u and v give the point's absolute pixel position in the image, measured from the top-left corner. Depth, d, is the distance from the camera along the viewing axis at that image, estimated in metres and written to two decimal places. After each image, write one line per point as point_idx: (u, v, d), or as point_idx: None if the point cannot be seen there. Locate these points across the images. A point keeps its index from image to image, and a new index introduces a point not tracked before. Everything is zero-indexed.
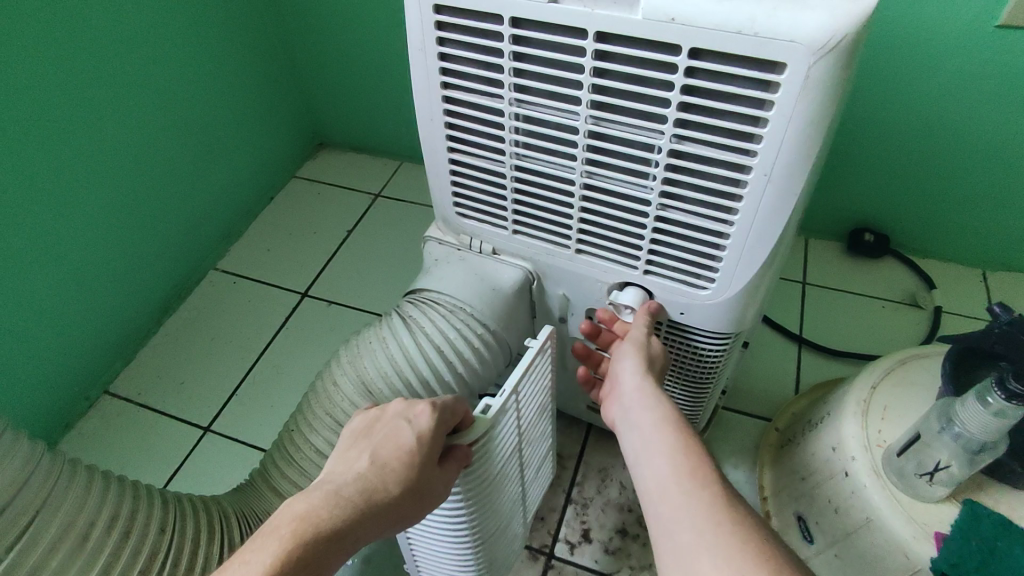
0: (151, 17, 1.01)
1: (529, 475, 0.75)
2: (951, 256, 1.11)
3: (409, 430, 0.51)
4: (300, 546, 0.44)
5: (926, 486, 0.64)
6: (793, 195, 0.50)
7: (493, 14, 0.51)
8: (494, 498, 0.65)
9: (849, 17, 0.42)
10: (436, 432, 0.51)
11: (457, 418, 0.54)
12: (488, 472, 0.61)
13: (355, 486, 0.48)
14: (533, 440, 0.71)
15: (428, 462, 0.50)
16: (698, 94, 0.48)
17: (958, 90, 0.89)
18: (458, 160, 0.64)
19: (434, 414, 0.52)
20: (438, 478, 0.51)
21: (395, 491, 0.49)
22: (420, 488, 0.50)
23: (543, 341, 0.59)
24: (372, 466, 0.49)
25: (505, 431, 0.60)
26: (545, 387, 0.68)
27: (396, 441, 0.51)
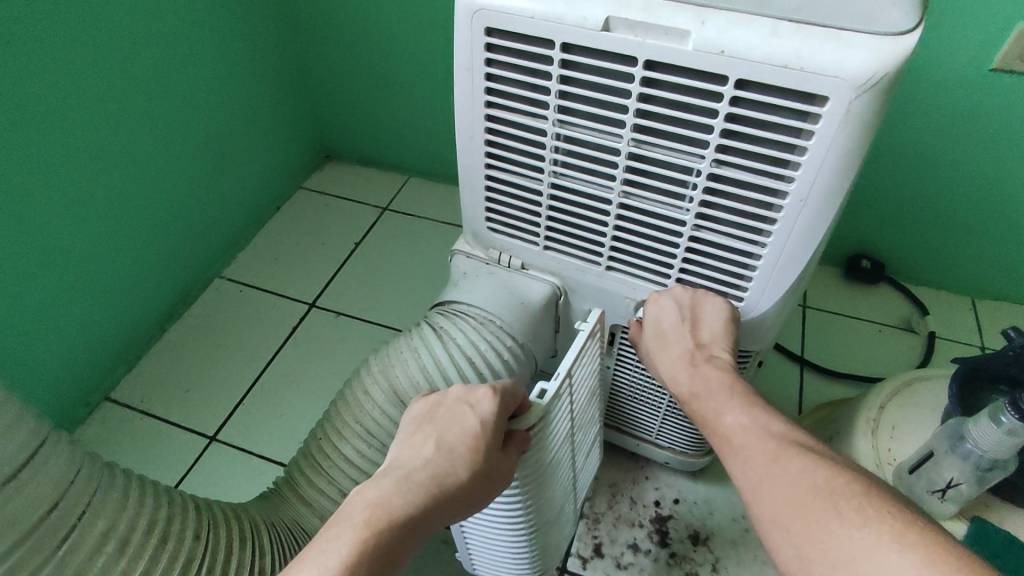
0: (178, 26, 1.02)
1: (580, 463, 0.76)
2: (943, 283, 1.16)
3: (472, 414, 0.52)
4: (377, 532, 0.45)
5: (936, 502, 0.67)
6: (825, 219, 0.53)
7: (544, 39, 0.53)
8: (549, 485, 0.66)
9: (889, 56, 0.45)
10: (499, 414, 0.52)
11: (516, 403, 0.54)
12: (544, 458, 0.61)
13: (424, 471, 0.49)
14: (582, 429, 0.72)
15: (492, 446, 0.51)
16: (740, 120, 0.50)
17: (957, 125, 0.94)
18: (494, 176, 0.65)
19: (496, 398, 0.52)
20: (502, 463, 0.52)
21: (463, 476, 0.50)
22: (487, 471, 0.51)
23: (593, 325, 0.62)
24: (439, 451, 0.51)
25: (559, 417, 0.61)
26: (593, 374, 0.69)
27: (461, 425, 0.52)
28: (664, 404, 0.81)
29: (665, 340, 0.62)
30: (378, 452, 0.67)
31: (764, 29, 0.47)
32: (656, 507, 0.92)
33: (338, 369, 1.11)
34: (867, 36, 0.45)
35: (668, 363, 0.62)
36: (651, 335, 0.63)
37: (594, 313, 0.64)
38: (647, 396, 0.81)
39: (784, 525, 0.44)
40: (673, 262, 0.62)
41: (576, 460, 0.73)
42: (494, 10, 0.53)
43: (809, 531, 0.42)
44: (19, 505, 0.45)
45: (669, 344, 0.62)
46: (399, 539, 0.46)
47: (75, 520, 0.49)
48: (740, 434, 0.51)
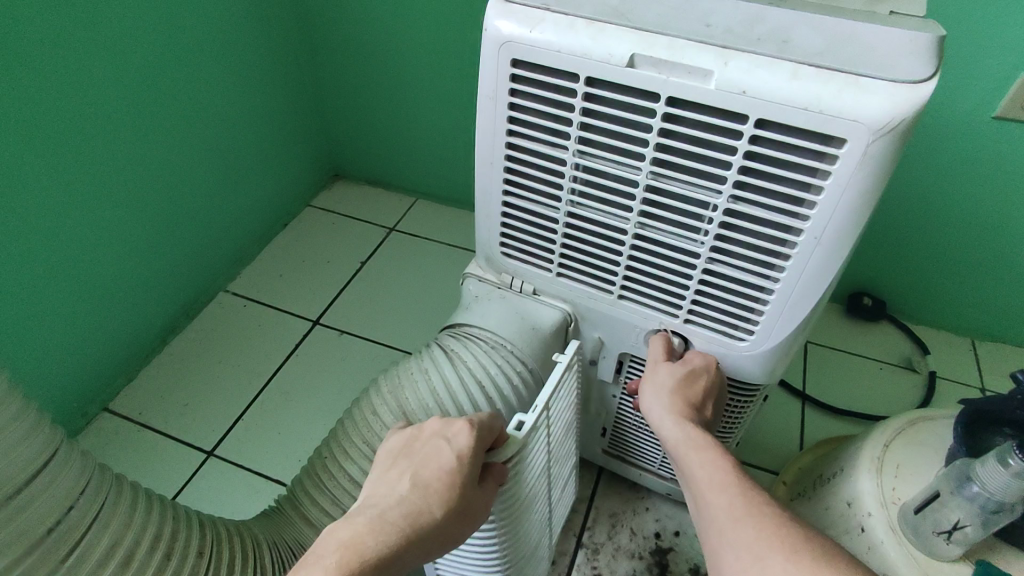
0: (193, 42, 1.04)
1: (556, 495, 0.77)
2: (944, 324, 1.17)
3: (448, 448, 0.51)
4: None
5: (942, 544, 0.66)
6: (839, 258, 0.54)
7: (569, 73, 0.55)
8: (525, 519, 0.67)
9: (907, 102, 0.46)
10: (475, 450, 0.51)
11: (493, 435, 0.54)
12: (521, 491, 0.62)
13: (400, 509, 0.48)
14: (558, 461, 0.73)
15: (469, 482, 0.50)
16: (758, 156, 0.51)
17: (959, 168, 0.96)
18: (511, 203, 0.66)
19: (472, 431, 0.52)
20: (479, 497, 0.51)
21: (440, 514, 0.49)
22: (463, 509, 0.50)
23: (571, 357, 0.62)
24: (414, 488, 0.49)
25: (537, 450, 0.61)
26: (570, 406, 0.70)
27: (437, 460, 0.51)
28: None
29: (690, 384, 0.63)
30: None
31: (786, 71, 0.48)
32: (656, 539, 0.92)
33: (339, 387, 1.11)
34: (887, 83, 0.46)
35: (681, 400, 0.61)
36: (680, 371, 0.63)
37: (573, 343, 0.65)
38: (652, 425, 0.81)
39: (759, 557, 0.46)
40: (685, 294, 0.63)
41: (553, 492, 0.74)
42: (522, 44, 0.55)
43: (786, 567, 0.45)
44: (23, 520, 0.44)
45: (694, 389, 0.63)
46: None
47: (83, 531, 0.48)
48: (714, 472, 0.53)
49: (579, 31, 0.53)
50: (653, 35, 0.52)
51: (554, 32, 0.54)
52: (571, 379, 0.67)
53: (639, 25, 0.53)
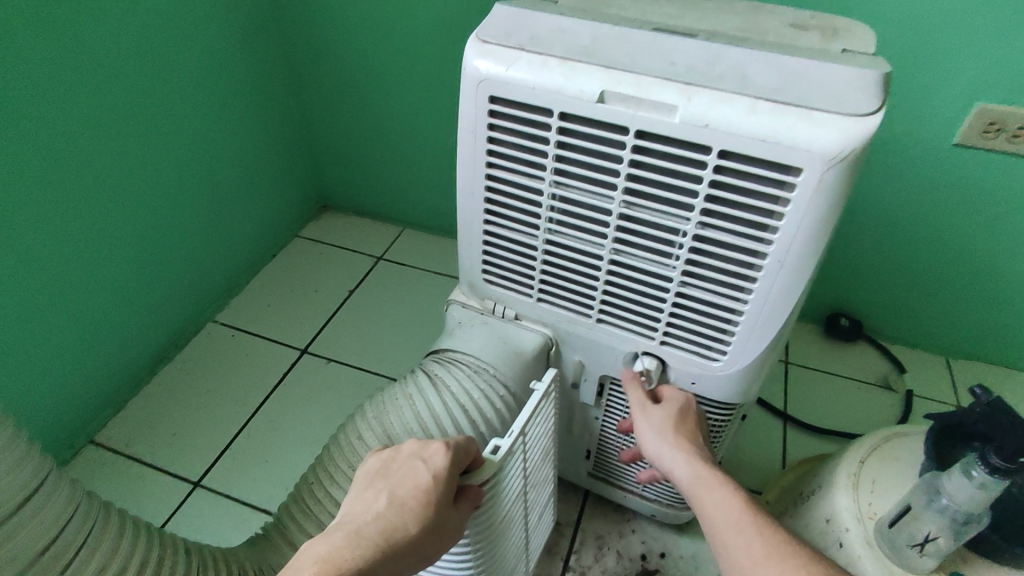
0: (183, 79, 1.07)
1: (533, 519, 0.78)
2: (919, 343, 1.20)
3: (424, 469, 0.53)
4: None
5: (916, 557, 0.68)
6: (803, 280, 0.57)
7: (544, 108, 0.58)
8: (501, 542, 0.68)
9: (857, 133, 0.49)
10: (450, 471, 0.53)
11: (469, 458, 0.55)
12: (496, 514, 0.63)
13: (375, 525, 0.50)
14: (536, 486, 0.74)
15: (443, 501, 0.52)
16: (723, 185, 0.54)
17: (922, 193, 1.00)
18: (492, 231, 0.69)
19: (447, 452, 0.53)
20: (452, 517, 0.53)
21: (414, 531, 0.50)
22: (438, 528, 0.52)
23: (548, 385, 0.64)
24: (390, 506, 0.51)
25: (513, 474, 0.62)
26: (547, 431, 0.71)
27: (412, 480, 0.52)
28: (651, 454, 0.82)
29: (682, 422, 0.66)
30: None
31: (745, 106, 0.51)
32: (642, 561, 0.92)
33: (327, 415, 1.11)
34: (838, 116, 0.49)
35: (680, 438, 0.64)
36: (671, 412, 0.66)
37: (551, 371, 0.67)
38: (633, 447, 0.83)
39: None
40: (659, 316, 0.65)
41: (530, 516, 0.75)
42: (498, 83, 0.58)
43: None
44: (15, 543, 0.46)
45: (686, 426, 0.65)
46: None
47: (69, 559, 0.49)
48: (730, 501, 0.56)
49: (551, 70, 0.56)
50: (621, 72, 0.55)
51: (529, 71, 0.57)
52: (548, 403, 0.69)
53: (608, 64, 0.56)
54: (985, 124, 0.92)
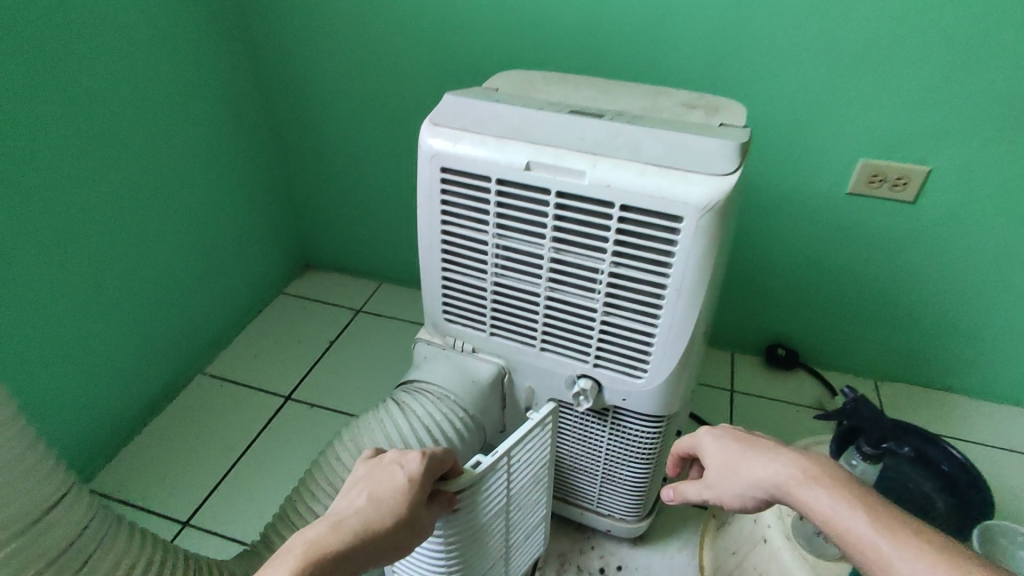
0: (183, 156, 1.21)
1: (517, 540, 0.86)
2: (848, 368, 1.34)
3: (401, 473, 0.63)
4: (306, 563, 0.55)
5: (824, 544, 0.83)
6: (698, 305, 0.70)
7: (484, 176, 0.72)
8: (477, 547, 0.77)
9: (721, 189, 0.63)
10: (425, 475, 0.63)
11: (444, 467, 0.65)
12: (474, 521, 0.73)
13: (356, 518, 0.60)
14: (522, 507, 0.83)
15: (418, 500, 0.62)
16: (626, 231, 0.68)
17: (829, 233, 1.16)
18: (449, 277, 0.82)
19: (423, 460, 0.63)
20: (425, 514, 0.63)
21: (390, 523, 0.60)
22: (412, 522, 0.62)
23: (543, 415, 0.74)
24: (370, 502, 0.61)
25: (493, 489, 0.72)
26: (538, 463, 0.80)
27: (391, 483, 0.62)
28: (600, 470, 0.93)
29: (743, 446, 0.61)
30: None
31: (636, 170, 0.65)
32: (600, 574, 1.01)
33: (311, 455, 1.20)
34: (706, 176, 0.64)
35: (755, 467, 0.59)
36: (734, 446, 0.61)
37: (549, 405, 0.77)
38: (586, 464, 0.93)
39: None
40: (590, 343, 0.78)
41: (512, 532, 0.84)
42: (447, 156, 0.72)
43: None
44: (37, 547, 0.55)
45: (751, 447, 0.60)
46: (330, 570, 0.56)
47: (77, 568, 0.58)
48: (844, 509, 0.51)
49: (489, 145, 0.71)
50: (542, 146, 0.69)
51: (471, 146, 0.71)
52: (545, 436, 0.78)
53: (532, 139, 0.70)
54: (870, 176, 1.08)
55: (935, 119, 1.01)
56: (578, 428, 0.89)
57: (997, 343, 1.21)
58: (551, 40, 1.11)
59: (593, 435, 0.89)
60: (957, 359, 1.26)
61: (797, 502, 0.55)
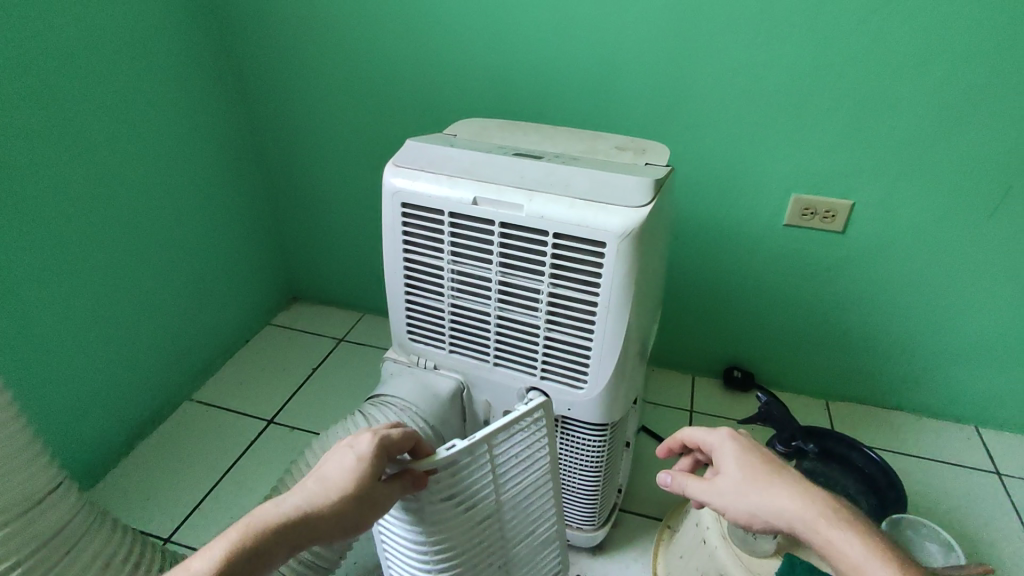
0: (178, 195, 1.31)
1: (516, 543, 0.85)
2: (799, 388, 1.42)
3: (350, 453, 0.66)
4: (249, 536, 0.61)
5: (755, 541, 0.90)
6: (626, 321, 0.79)
7: (438, 210, 0.82)
8: (463, 533, 0.78)
9: (637, 219, 0.74)
10: (377, 455, 0.66)
11: (397, 445, 0.68)
12: (457, 501, 0.75)
13: (302, 497, 0.64)
14: (518, 506, 0.82)
15: (369, 476, 0.66)
16: (560, 256, 0.78)
17: (772, 262, 1.27)
18: (412, 300, 0.91)
19: (371, 440, 0.67)
20: (380, 490, 0.66)
21: (336, 499, 0.64)
22: (364, 497, 0.65)
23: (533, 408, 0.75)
24: (318, 481, 0.65)
25: (477, 472, 0.74)
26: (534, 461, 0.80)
27: (340, 463, 0.66)
28: None
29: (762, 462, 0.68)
30: None
31: (566, 203, 0.76)
32: None
33: None
34: (624, 208, 0.74)
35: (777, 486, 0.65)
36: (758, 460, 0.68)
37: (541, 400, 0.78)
38: None
39: None
40: (537, 357, 0.87)
41: (507, 537, 0.83)
42: (405, 193, 0.83)
43: None
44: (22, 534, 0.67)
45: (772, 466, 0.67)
46: (278, 543, 0.62)
47: (61, 556, 0.71)
48: (873, 560, 0.59)
49: (442, 183, 0.81)
50: (487, 184, 0.80)
51: (427, 184, 0.82)
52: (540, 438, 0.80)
53: (479, 178, 0.81)
54: (803, 209, 1.19)
55: (856, 160, 1.13)
56: None
57: (933, 362, 1.30)
58: (513, 91, 1.23)
59: None
60: (899, 378, 1.34)
61: (812, 529, 0.62)
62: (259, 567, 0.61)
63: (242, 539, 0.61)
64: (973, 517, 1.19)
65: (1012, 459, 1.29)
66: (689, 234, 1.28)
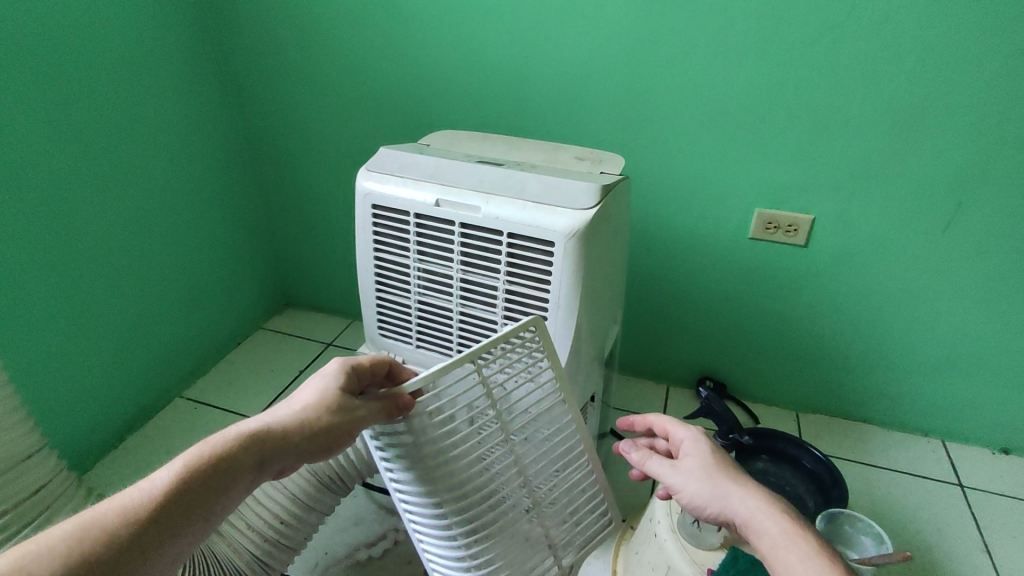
0: (174, 199, 1.38)
1: (542, 491, 0.80)
2: (770, 399, 1.46)
3: (318, 378, 0.69)
4: (216, 445, 0.60)
5: (702, 533, 0.94)
6: (576, 317, 0.84)
7: (405, 212, 0.88)
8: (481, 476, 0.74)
9: (582, 220, 0.79)
10: (346, 372, 0.69)
11: (363, 372, 0.71)
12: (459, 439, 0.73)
13: (271, 414, 0.65)
14: (531, 447, 0.78)
15: (336, 393, 0.67)
16: (514, 254, 0.84)
17: (738, 273, 1.32)
18: (382, 296, 0.97)
19: (339, 363, 0.70)
20: (353, 405, 0.67)
21: (304, 411, 0.65)
22: (332, 408, 0.65)
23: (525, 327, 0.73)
24: (286, 402, 0.66)
25: (471, 403, 0.72)
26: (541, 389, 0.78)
27: (309, 387, 0.68)
28: None
29: (719, 455, 0.70)
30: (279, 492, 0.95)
31: (519, 206, 0.82)
32: None
33: None
34: (571, 210, 0.80)
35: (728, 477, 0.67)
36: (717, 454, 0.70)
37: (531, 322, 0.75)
38: None
39: None
40: None
41: (530, 476, 0.78)
42: (375, 195, 0.90)
43: None
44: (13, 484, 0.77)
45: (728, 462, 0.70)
46: (247, 453, 0.61)
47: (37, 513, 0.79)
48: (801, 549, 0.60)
49: (408, 187, 0.88)
50: (449, 187, 0.86)
51: (394, 187, 0.88)
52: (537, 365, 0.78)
53: (442, 182, 0.87)
54: (766, 223, 1.24)
55: (813, 177, 1.18)
56: None
57: (897, 374, 1.33)
58: (492, 108, 1.30)
59: None
60: (865, 390, 1.37)
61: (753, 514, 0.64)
62: (225, 477, 0.59)
63: (208, 449, 0.60)
64: (934, 525, 1.21)
65: (976, 471, 1.32)
66: (659, 246, 1.34)
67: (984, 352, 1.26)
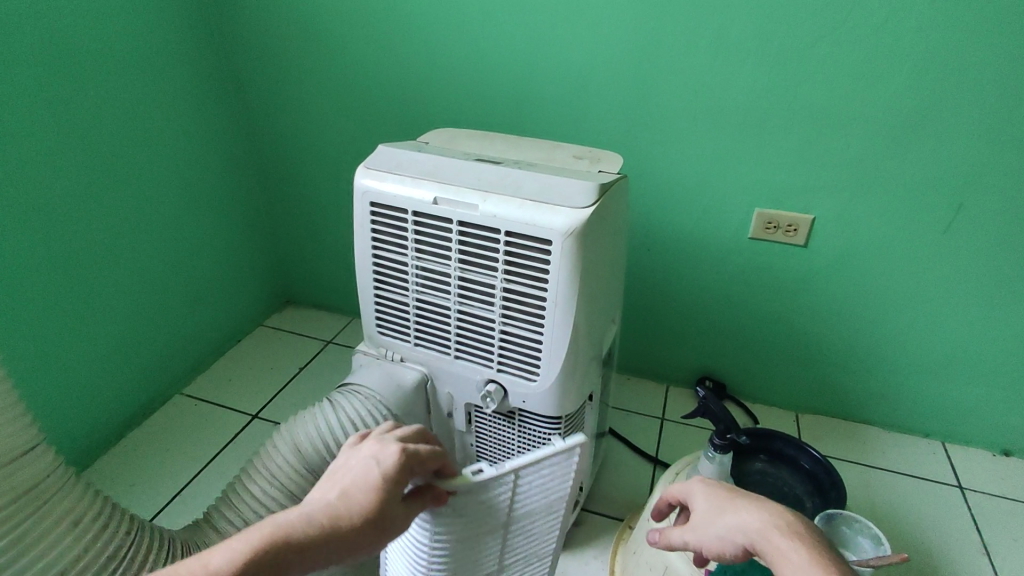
0: (175, 198, 1.38)
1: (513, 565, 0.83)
2: (770, 400, 1.46)
3: (376, 469, 0.63)
4: (270, 548, 0.57)
5: None
6: (573, 316, 0.84)
7: (403, 209, 0.88)
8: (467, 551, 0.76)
9: (580, 219, 0.79)
10: (402, 473, 0.63)
11: (421, 465, 0.65)
12: (468, 526, 0.73)
13: (325, 510, 0.60)
14: (529, 532, 0.80)
15: (389, 497, 0.62)
16: (512, 253, 0.84)
17: (738, 273, 1.31)
18: (380, 294, 0.97)
19: (400, 456, 0.64)
20: (401, 512, 0.63)
21: (357, 517, 0.60)
22: (382, 515, 0.61)
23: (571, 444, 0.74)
24: (339, 496, 0.61)
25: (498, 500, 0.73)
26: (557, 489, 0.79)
27: (364, 478, 0.62)
28: None
29: (721, 490, 0.67)
30: (277, 490, 0.95)
31: (516, 204, 0.82)
32: None
33: None
34: (569, 209, 0.80)
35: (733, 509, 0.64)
36: (719, 490, 0.67)
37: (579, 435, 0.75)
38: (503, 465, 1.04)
39: None
40: (493, 350, 0.92)
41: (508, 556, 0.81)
42: (373, 192, 0.89)
43: None
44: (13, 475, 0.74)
45: (730, 494, 0.66)
46: (297, 559, 0.58)
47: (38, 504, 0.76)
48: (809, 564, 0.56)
49: (406, 184, 0.88)
50: (447, 184, 0.86)
51: (393, 185, 0.88)
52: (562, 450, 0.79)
53: (441, 179, 0.87)
54: (766, 223, 1.24)
55: (814, 177, 1.18)
56: (495, 433, 1.01)
57: (897, 375, 1.33)
58: (492, 107, 1.30)
59: (504, 436, 1.01)
60: (865, 391, 1.37)
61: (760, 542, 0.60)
62: None
63: (261, 551, 0.56)
64: (933, 527, 1.20)
65: (976, 473, 1.31)
66: (659, 246, 1.34)
67: (985, 354, 1.25)
